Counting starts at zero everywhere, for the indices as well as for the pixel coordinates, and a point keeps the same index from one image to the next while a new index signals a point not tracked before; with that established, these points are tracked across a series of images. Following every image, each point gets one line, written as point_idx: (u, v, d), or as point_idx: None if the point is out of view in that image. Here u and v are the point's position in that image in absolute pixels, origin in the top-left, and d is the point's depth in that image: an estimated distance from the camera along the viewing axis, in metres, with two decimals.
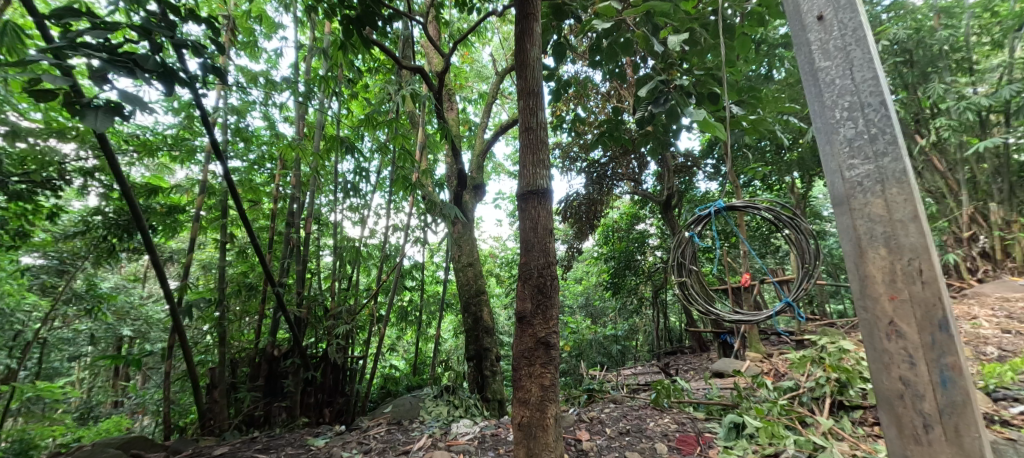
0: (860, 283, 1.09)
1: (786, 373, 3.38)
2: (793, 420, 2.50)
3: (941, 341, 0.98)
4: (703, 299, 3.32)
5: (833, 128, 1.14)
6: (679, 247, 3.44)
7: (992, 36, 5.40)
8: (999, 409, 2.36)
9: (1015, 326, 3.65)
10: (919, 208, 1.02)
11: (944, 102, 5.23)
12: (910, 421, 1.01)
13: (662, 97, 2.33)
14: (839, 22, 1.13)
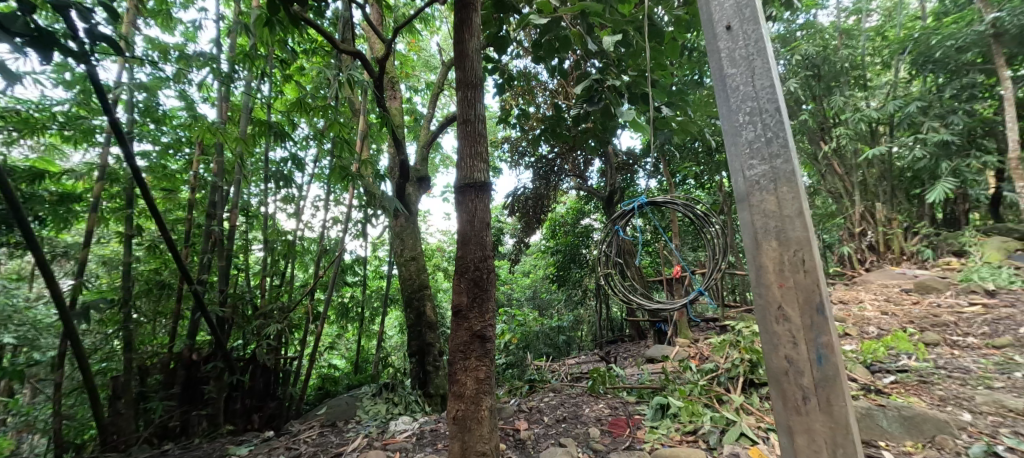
0: (757, 272, 1.21)
1: (709, 357, 3.66)
2: (711, 399, 2.74)
3: (817, 322, 1.10)
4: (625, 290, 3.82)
5: (737, 131, 1.24)
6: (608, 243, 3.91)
7: (882, 57, 6.07)
8: (875, 380, 2.75)
9: (891, 308, 4.22)
10: (805, 205, 1.14)
11: (844, 113, 5.87)
12: (792, 395, 1.14)
13: (595, 97, 2.49)
14: (744, 33, 1.24)
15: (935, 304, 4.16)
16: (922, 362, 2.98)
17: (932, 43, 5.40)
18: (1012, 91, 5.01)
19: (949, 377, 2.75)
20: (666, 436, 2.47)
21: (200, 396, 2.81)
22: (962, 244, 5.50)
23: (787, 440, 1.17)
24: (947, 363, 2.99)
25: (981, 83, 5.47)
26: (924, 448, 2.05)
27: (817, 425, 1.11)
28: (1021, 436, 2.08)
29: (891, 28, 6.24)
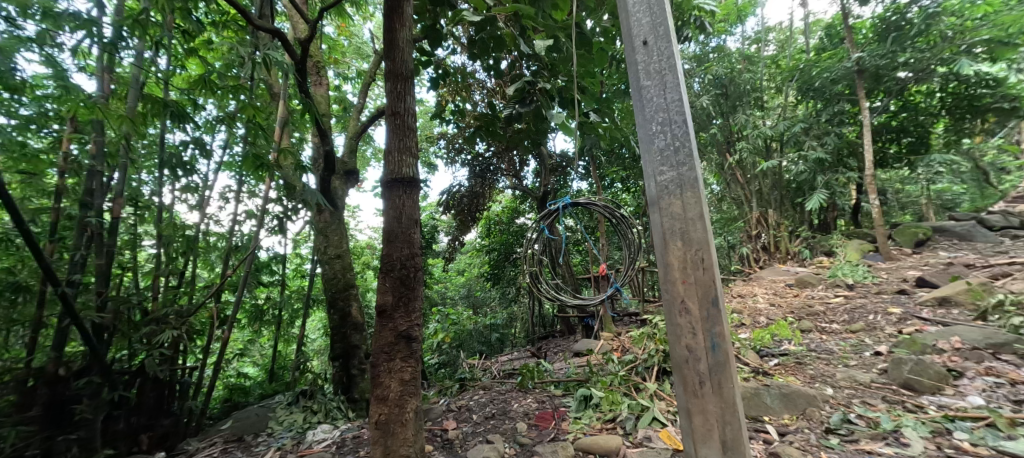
0: (664, 269, 1.33)
1: (629, 348, 3.91)
2: (629, 388, 2.93)
3: (712, 314, 1.24)
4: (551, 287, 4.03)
5: (651, 138, 1.35)
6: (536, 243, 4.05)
7: (777, 82, 6.86)
8: (763, 364, 3.12)
9: (779, 300, 4.79)
10: (704, 209, 1.28)
11: (745, 129, 6.54)
12: (690, 380, 1.28)
13: (528, 98, 2.57)
14: (657, 50, 1.35)
15: (811, 296, 4.81)
16: (799, 347, 3.45)
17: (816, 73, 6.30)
18: (868, 118, 5.93)
19: (819, 359, 3.22)
20: (588, 425, 2.61)
21: (70, 418, 2.30)
22: (832, 245, 6.40)
23: (686, 422, 1.30)
24: (816, 346, 3.48)
25: (847, 111, 6.40)
26: (798, 421, 2.42)
27: (710, 406, 1.25)
28: (868, 404, 2.51)
29: (783, 57, 7.06)
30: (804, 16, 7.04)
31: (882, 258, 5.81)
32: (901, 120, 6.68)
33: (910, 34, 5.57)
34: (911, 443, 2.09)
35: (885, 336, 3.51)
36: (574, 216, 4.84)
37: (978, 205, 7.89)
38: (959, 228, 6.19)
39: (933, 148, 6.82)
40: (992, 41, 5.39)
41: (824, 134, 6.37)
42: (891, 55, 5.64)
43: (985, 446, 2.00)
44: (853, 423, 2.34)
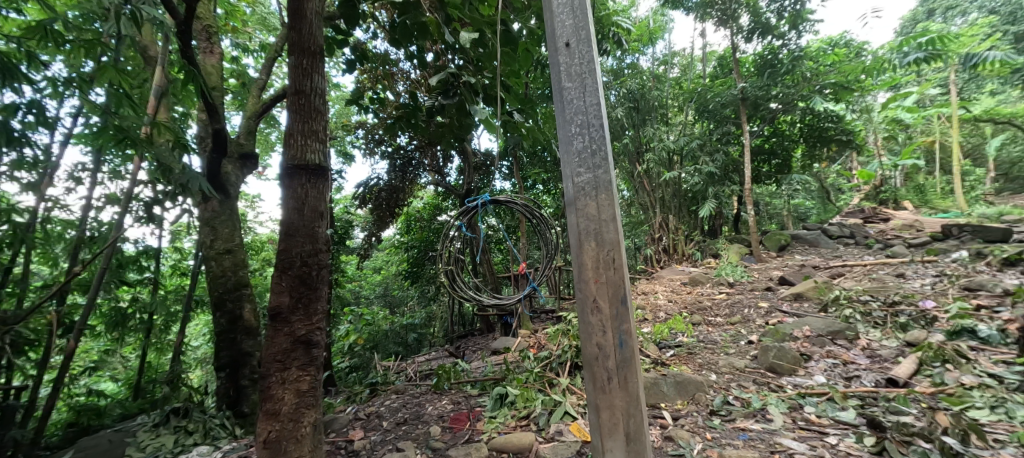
0: (579, 269, 1.44)
1: (545, 345, 4.00)
2: (543, 384, 2.98)
3: (621, 313, 1.40)
4: (468, 287, 3.91)
5: (570, 139, 1.43)
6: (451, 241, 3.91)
7: (679, 101, 7.50)
8: (661, 355, 3.40)
9: (675, 297, 5.24)
10: (616, 213, 1.42)
11: (652, 142, 7.04)
12: (599, 376, 1.43)
13: (451, 90, 2.50)
14: (578, 53, 1.43)
15: (701, 293, 5.32)
16: (690, 338, 3.77)
17: (711, 97, 6.99)
18: (748, 141, 6.75)
19: (706, 348, 3.54)
20: (503, 424, 2.60)
21: None
22: (718, 248, 7.17)
23: (593, 415, 1.46)
24: (705, 337, 3.84)
25: (733, 132, 7.21)
26: (688, 405, 2.64)
27: (617, 400, 1.42)
28: (743, 386, 2.82)
29: (684, 80, 7.73)
30: (701, 45, 7.76)
31: (755, 260, 6.63)
32: (772, 143, 7.64)
33: (780, 71, 6.44)
34: (775, 418, 2.41)
35: (757, 326, 3.96)
36: (496, 215, 4.83)
37: (820, 217, 9.13)
38: (809, 236, 7.20)
39: (794, 169, 7.94)
40: (837, 84, 6.48)
41: (715, 151, 7.11)
42: (766, 87, 6.52)
43: (826, 416, 2.37)
44: (731, 404, 2.62)
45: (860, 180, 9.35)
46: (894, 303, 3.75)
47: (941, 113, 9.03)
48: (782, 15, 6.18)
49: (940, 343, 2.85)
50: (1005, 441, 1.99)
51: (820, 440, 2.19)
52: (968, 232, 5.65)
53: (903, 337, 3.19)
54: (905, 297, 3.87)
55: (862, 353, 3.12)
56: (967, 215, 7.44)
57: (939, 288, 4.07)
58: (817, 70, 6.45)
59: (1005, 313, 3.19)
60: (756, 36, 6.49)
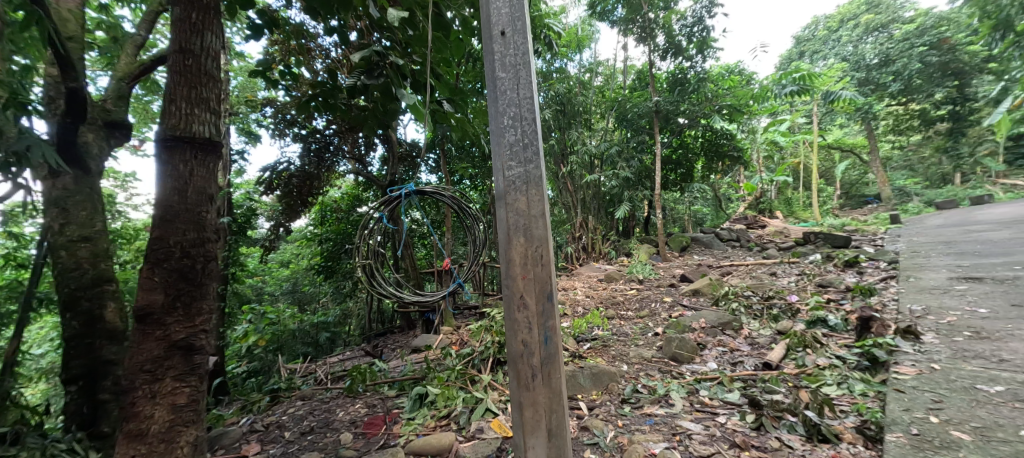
0: (507, 265, 1.52)
1: (468, 341, 3.94)
2: (465, 381, 2.90)
3: (547, 309, 1.50)
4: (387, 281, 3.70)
5: (503, 131, 1.52)
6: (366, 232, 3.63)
7: (602, 109, 7.83)
8: (579, 347, 3.52)
9: (592, 293, 5.46)
10: (545, 208, 1.52)
11: (575, 145, 7.26)
12: (524, 374, 1.51)
13: (375, 70, 2.32)
14: (513, 43, 1.52)
15: (615, 288, 5.60)
16: (605, 332, 3.94)
17: (629, 106, 7.42)
18: (660, 150, 7.26)
19: (619, 340, 3.71)
20: (422, 425, 2.49)
21: None
22: (631, 248, 7.63)
23: (517, 413, 1.53)
24: (618, 330, 4.03)
25: (647, 141, 7.70)
26: (602, 395, 2.75)
27: (540, 397, 1.50)
28: (649, 375, 2.97)
29: (607, 89, 8.09)
30: (623, 58, 8.17)
31: (661, 259, 7.16)
32: (678, 154, 8.25)
33: (688, 90, 7.02)
34: (676, 402, 2.56)
35: (662, 319, 4.23)
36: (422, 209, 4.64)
37: (713, 223, 10.10)
38: (705, 238, 7.89)
39: (695, 179, 8.69)
40: (731, 107, 7.23)
41: (631, 158, 7.59)
42: (677, 102, 7.05)
43: (716, 398, 2.56)
44: (640, 391, 2.75)
45: (744, 191, 10.56)
46: (769, 297, 4.22)
47: (807, 139, 10.52)
48: (691, 39, 6.74)
49: (803, 331, 3.14)
50: (848, 411, 2.22)
51: (712, 420, 2.35)
52: (821, 239, 6.59)
53: (775, 326, 3.55)
54: (777, 292, 4.36)
55: (745, 341, 3.43)
56: (822, 226, 8.77)
57: (800, 285, 4.64)
58: (716, 92, 7.15)
59: (846, 306, 3.72)
60: (670, 56, 7.00)
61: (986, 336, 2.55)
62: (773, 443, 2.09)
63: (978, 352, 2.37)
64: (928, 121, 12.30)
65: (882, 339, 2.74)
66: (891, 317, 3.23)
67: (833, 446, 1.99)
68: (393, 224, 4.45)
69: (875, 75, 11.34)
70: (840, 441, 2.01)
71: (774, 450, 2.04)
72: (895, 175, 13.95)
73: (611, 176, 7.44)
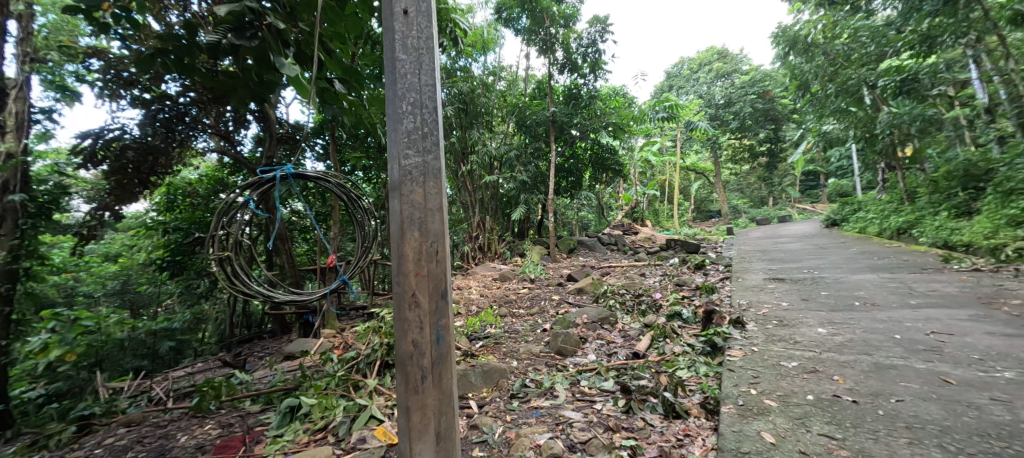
0: (398, 261, 1.37)
1: (352, 344, 3.63)
2: (348, 388, 2.63)
3: (440, 308, 1.38)
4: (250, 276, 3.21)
5: (400, 117, 1.37)
6: (222, 218, 3.01)
7: (503, 112, 7.88)
8: (472, 346, 3.46)
9: (487, 292, 5.44)
10: (443, 202, 1.41)
11: (476, 144, 7.21)
12: (413, 376, 1.37)
13: (247, 30, 1.97)
14: (417, 24, 1.38)
15: (509, 287, 5.65)
16: (497, 330, 3.93)
17: (529, 114, 7.66)
18: (553, 158, 7.58)
19: (510, 337, 3.73)
20: (292, 442, 2.18)
21: None
22: (525, 248, 7.85)
23: (404, 419, 1.39)
24: (510, 327, 4.05)
25: (542, 149, 7.98)
26: (492, 392, 2.72)
27: (429, 400, 1.38)
28: (537, 369, 3.01)
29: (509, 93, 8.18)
30: (525, 67, 8.33)
31: (551, 260, 7.45)
32: (570, 163, 8.66)
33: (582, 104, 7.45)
34: (560, 394, 2.60)
35: (550, 316, 4.36)
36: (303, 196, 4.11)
37: (596, 228, 10.87)
38: (589, 241, 8.44)
39: (583, 187, 9.25)
40: (615, 125, 7.86)
41: (528, 163, 7.80)
42: (571, 115, 7.46)
43: (593, 387, 2.66)
44: (528, 386, 2.76)
45: (622, 201, 11.56)
46: (639, 295, 4.61)
47: (674, 160, 11.92)
48: (586, 59, 7.20)
49: (664, 323, 3.43)
50: (695, 390, 2.42)
51: (591, 407, 2.41)
52: (678, 245, 7.49)
53: (642, 320, 3.86)
54: (646, 290, 4.78)
55: (619, 334, 3.65)
56: (679, 234, 10.02)
57: (662, 284, 5.17)
58: (604, 110, 7.75)
59: (696, 300, 4.22)
60: (566, 71, 7.41)
61: (787, 324, 3.10)
62: (640, 424, 2.17)
63: (781, 337, 2.87)
64: (754, 154, 14.95)
65: (720, 328, 3.09)
66: (726, 308, 3.72)
67: (683, 421, 2.13)
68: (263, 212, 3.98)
69: (722, 113, 13.39)
70: (689, 415, 2.16)
71: (641, 430, 2.13)
72: (731, 195, 16.66)
73: (508, 178, 7.54)
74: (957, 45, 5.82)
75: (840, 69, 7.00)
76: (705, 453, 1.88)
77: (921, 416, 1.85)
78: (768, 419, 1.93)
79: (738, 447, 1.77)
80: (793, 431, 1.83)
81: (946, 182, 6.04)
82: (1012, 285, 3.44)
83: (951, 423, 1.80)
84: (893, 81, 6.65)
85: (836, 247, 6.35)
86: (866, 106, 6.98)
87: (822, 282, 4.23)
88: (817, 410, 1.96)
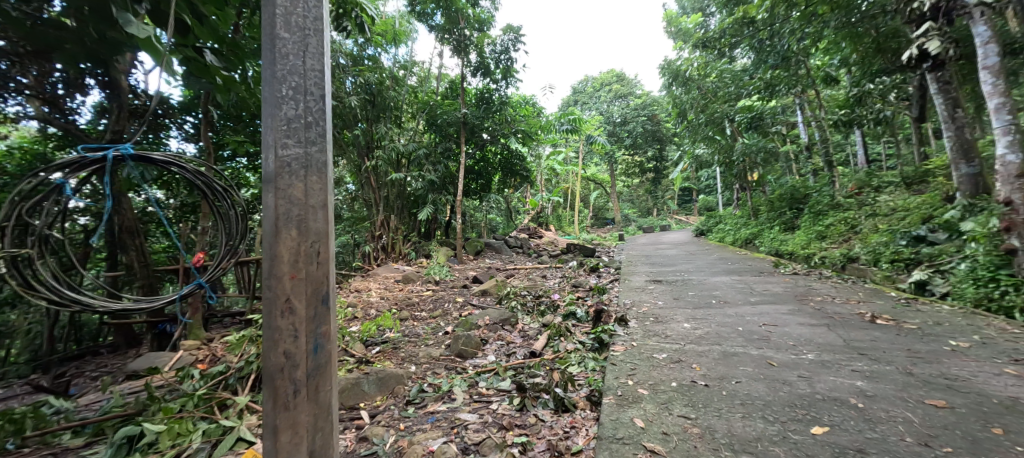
0: (269, 262, 1.19)
1: (222, 357, 3.17)
2: (212, 409, 2.27)
3: (320, 314, 1.23)
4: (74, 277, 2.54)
5: (278, 102, 1.20)
6: (27, 202, 2.26)
7: (414, 108, 7.62)
8: (366, 352, 3.23)
9: (387, 293, 5.16)
10: (328, 198, 1.26)
11: (384, 139, 6.80)
12: (283, 392, 1.20)
13: None
14: (304, 2, 1.23)
15: (411, 289, 5.43)
16: (396, 334, 3.75)
17: (439, 112, 7.41)
18: (463, 159, 7.51)
19: (409, 341, 3.57)
20: None
21: None
22: (430, 249, 7.64)
23: (270, 441, 1.21)
24: (409, 331, 3.87)
25: (455, 150, 7.86)
26: (387, 400, 2.57)
27: (302, 417, 1.22)
28: (436, 373, 2.91)
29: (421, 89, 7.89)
30: (438, 65, 8.15)
31: (458, 262, 7.34)
32: (480, 166, 8.63)
33: (493, 108, 7.51)
34: (457, 396, 2.52)
35: (453, 318, 4.27)
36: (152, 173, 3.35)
37: (503, 231, 11.04)
38: (497, 244, 8.51)
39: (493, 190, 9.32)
40: (525, 132, 8.06)
41: (437, 163, 7.62)
42: (482, 118, 7.48)
43: (490, 387, 2.62)
44: (425, 391, 2.64)
45: (529, 206, 11.88)
46: (539, 296, 4.73)
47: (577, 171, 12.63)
48: (498, 64, 7.29)
49: (559, 323, 3.55)
50: (582, 384, 2.50)
51: (487, 408, 2.37)
52: (578, 249, 7.92)
53: (540, 320, 3.95)
54: (545, 291, 4.93)
55: (519, 334, 3.68)
56: (578, 239, 10.61)
57: (560, 285, 5.39)
58: (514, 116, 7.86)
59: (589, 300, 4.46)
60: (479, 74, 7.40)
61: (660, 321, 3.40)
62: (533, 420, 2.16)
63: (656, 332, 3.13)
64: (644, 169, 16.48)
65: (607, 326, 3.28)
66: (614, 307, 3.96)
67: (571, 414, 2.19)
68: (83, 200, 3.37)
69: (617, 130, 14.54)
70: (577, 408, 2.22)
71: (532, 426, 2.12)
72: (623, 205, 18.18)
73: (418, 177, 7.27)
74: (790, 93, 7.05)
75: (710, 103, 8.08)
76: (587, 442, 1.93)
77: (753, 393, 2.08)
78: (640, 407, 2.05)
79: (614, 434, 1.84)
80: (658, 415, 1.96)
81: (778, 204, 7.26)
82: (818, 285, 4.14)
83: (771, 397, 2.03)
84: (746, 118, 7.89)
85: (702, 253, 7.22)
86: (728, 136, 8.31)
87: (692, 283, 4.74)
88: (679, 395, 2.13)
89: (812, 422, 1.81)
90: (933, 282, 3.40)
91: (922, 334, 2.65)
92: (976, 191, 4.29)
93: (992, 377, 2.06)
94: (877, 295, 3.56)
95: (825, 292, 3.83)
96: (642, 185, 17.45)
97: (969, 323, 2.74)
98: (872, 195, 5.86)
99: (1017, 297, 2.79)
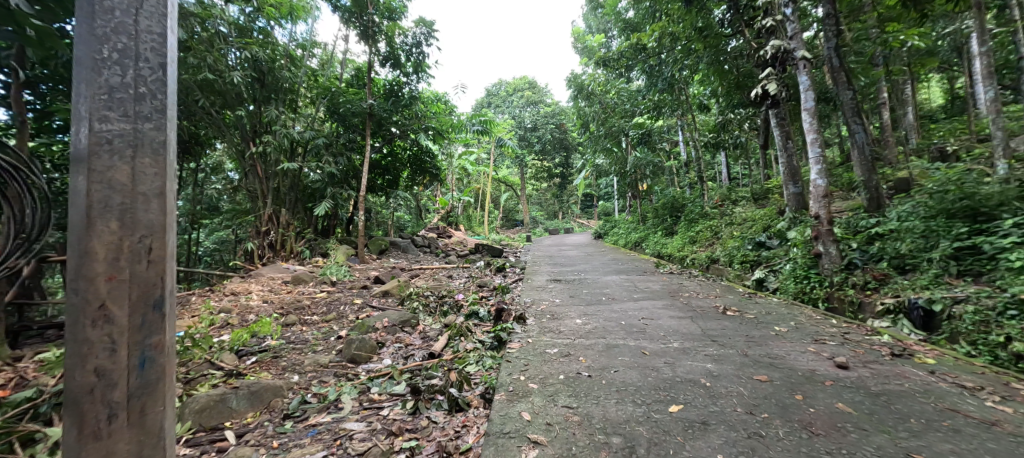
0: (78, 260, 0.99)
1: (35, 381, 2.56)
2: (9, 445, 1.81)
3: (149, 322, 1.04)
4: None
5: (97, 67, 1.01)
6: None
7: (312, 94, 6.97)
8: (239, 364, 2.87)
9: (272, 297, 4.64)
10: (166, 186, 1.07)
11: (275, 123, 6.09)
12: (92, 417, 1.00)
13: None
14: None
15: (301, 291, 4.97)
16: (279, 341, 3.38)
17: (342, 100, 6.78)
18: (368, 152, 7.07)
19: (294, 349, 3.24)
20: None
21: None
22: (327, 248, 7.06)
23: None
24: (295, 337, 3.53)
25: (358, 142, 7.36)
26: (259, 416, 2.29)
27: (119, 447, 1.02)
28: (322, 382, 2.68)
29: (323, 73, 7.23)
30: (343, 49, 7.56)
31: (358, 261, 6.87)
32: (387, 161, 8.21)
33: (401, 102, 7.19)
34: (344, 405, 2.35)
35: (348, 321, 3.99)
36: None
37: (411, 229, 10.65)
38: (403, 243, 8.16)
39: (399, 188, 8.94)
40: (437, 130, 7.77)
41: (338, 155, 7.08)
42: (390, 112, 7.13)
43: (382, 393, 2.49)
44: (307, 402, 2.42)
45: (439, 205, 11.64)
46: (443, 296, 4.65)
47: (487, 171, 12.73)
48: (409, 58, 7.03)
49: (460, 323, 3.52)
50: (478, 382, 2.50)
51: (377, 414, 2.25)
52: (484, 249, 7.98)
53: (442, 320, 3.87)
54: (449, 292, 4.86)
55: (418, 335, 3.56)
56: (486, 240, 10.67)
57: (466, 286, 5.36)
58: (424, 112, 7.54)
59: (491, 299, 4.51)
60: (389, 65, 7.05)
61: (556, 318, 3.56)
62: (425, 423, 2.09)
63: (550, 328, 3.27)
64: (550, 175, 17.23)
65: (506, 325, 3.35)
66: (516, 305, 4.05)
67: (464, 413, 2.17)
68: None
69: (528, 135, 14.97)
70: (469, 407, 2.21)
71: (423, 429, 2.06)
72: (531, 208, 18.76)
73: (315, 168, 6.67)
74: (674, 115, 7.95)
75: (609, 117, 8.75)
76: (477, 439, 1.92)
77: (626, 380, 2.28)
78: (528, 401, 2.11)
79: (502, 428, 1.88)
80: (544, 407, 2.04)
81: (661, 211, 8.07)
82: (687, 282, 4.70)
83: (642, 382, 2.25)
84: (638, 134, 8.71)
85: (599, 254, 7.77)
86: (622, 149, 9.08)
87: (589, 282, 5.05)
88: (564, 386, 2.25)
89: (670, 401, 2.03)
90: (767, 280, 4.07)
91: (757, 322, 3.15)
92: (798, 207, 5.27)
93: (799, 354, 2.52)
94: (729, 291, 4.17)
95: (693, 289, 4.36)
96: (549, 189, 18.18)
97: (789, 312, 3.34)
98: (732, 207, 6.86)
99: (820, 290, 3.46)
